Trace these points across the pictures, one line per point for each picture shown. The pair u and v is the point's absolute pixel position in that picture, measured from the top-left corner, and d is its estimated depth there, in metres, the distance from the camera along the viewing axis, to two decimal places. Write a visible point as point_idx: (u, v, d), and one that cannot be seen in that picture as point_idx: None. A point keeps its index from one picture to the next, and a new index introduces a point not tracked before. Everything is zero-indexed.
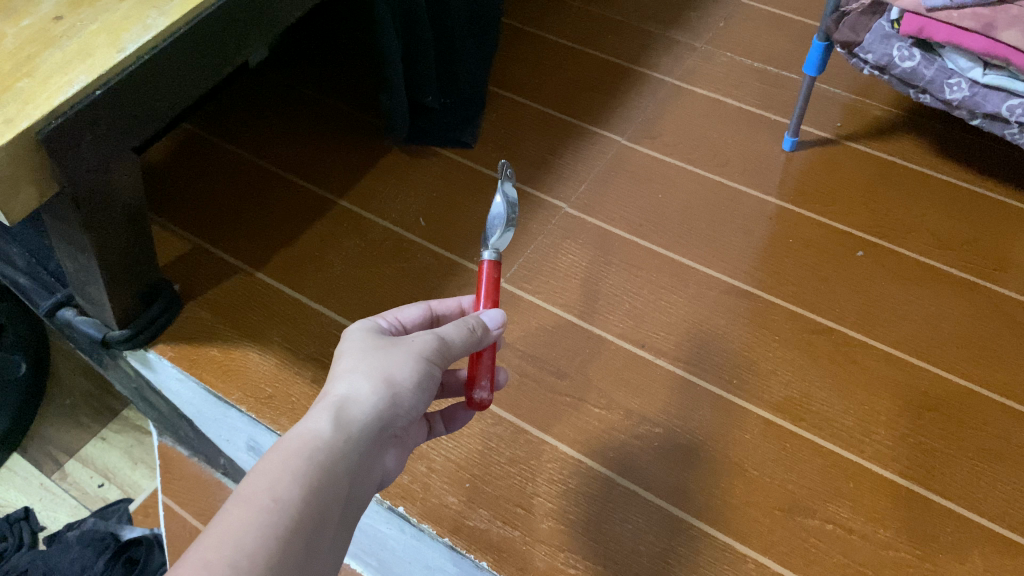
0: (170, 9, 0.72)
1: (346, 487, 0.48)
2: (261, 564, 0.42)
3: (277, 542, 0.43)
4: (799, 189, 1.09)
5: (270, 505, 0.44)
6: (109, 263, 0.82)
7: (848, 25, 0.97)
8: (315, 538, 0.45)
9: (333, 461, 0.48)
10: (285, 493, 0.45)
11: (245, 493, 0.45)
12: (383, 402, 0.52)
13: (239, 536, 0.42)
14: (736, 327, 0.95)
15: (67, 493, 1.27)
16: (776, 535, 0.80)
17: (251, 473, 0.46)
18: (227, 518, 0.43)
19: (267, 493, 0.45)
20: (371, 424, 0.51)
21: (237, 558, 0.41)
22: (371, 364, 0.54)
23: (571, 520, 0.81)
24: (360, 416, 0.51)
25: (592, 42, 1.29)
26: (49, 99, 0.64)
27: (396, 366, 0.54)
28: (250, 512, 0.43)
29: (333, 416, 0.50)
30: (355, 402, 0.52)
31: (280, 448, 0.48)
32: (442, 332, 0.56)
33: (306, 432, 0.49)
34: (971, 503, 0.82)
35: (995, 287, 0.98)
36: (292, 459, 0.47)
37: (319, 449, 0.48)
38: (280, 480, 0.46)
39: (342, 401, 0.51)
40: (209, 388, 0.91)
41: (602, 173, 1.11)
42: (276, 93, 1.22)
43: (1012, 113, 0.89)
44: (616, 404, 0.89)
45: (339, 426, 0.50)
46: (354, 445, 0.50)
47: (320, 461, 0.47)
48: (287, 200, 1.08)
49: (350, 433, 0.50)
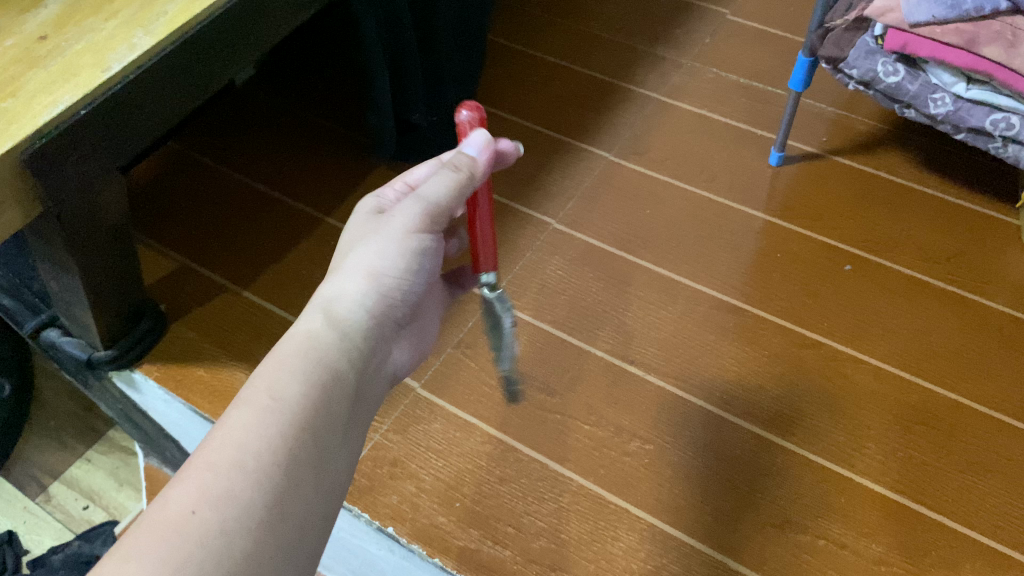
0: (156, 28, 0.72)
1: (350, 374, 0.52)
2: (271, 461, 0.45)
3: (292, 436, 0.47)
4: (786, 204, 1.09)
5: (270, 403, 0.47)
6: (93, 284, 0.81)
7: (832, 41, 0.97)
8: (335, 429, 0.49)
9: (333, 357, 0.51)
10: (284, 391, 0.48)
11: (248, 393, 0.48)
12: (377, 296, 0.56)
13: (244, 432, 0.46)
14: (723, 342, 0.95)
15: (52, 515, 1.25)
16: (767, 550, 0.79)
17: (254, 371, 0.50)
18: (232, 418, 0.46)
19: (267, 394, 0.47)
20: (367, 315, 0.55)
21: (245, 457, 0.45)
22: (365, 253, 0.56)
23: (562, 539, 0.81)
24: (352, 313, 0.54)
25: (578, 59, 1.29)
26: (33, 119, 0.64)
27: (386, 255, 0.57)
28: (254, 410, 0.47)
29: (324, 314, 0.53)
30: (343, 301, 0.55)
31: (278, 354, 0.50)
32: (427, 192, 0.57)
33: (301, 332, 0.52)
34: (962, 517, 0.81)
35: (982, 300, 0.99)
36: (290, 358, 0.50)
37: (315, 346, 0.51)
38: (282, 380, 0.48)
39: (331, 301, 0.54)
40: (195, 409, 0.90)
41: (589, 190, 1.11)
42: (262, 111, 1.22)
43: (996, 127, 0.91)
44: (606, 421, 0.89)
45: (334, 323, 0.53)
46: (355, 336, 0.53)
47: (318, 359, 0.50)
48: (274, 219, 1.08)
49: (344, 327, 0.53)
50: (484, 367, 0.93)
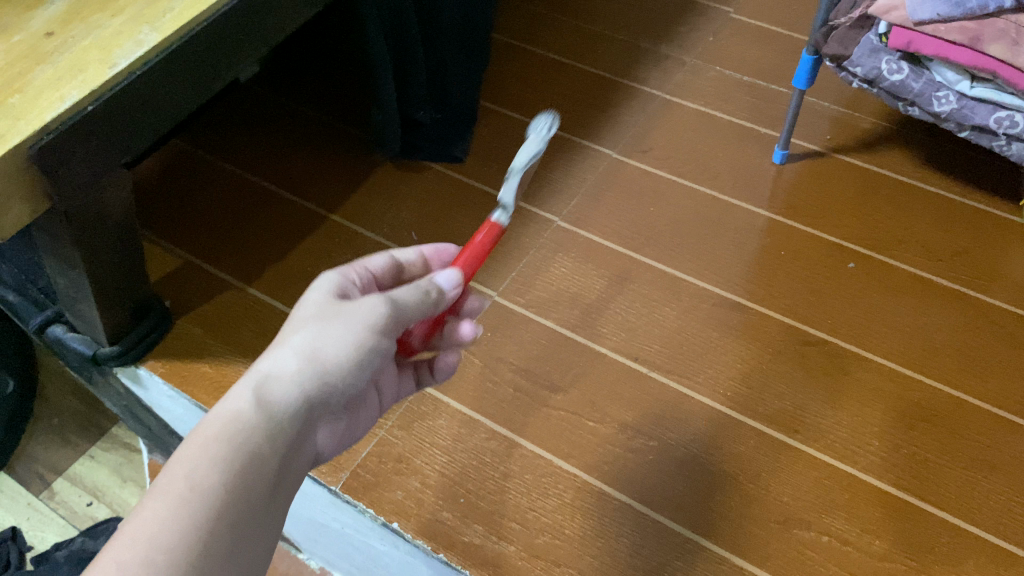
0: (162, 25, 0.72)
1: (270, 472, 0.48)
2: (168, 567, 0.42)
3: (196, 535, 0.44)
4: (789, 202, 1.09)
5: (187, 491, 0.44)
6: (99, 280, 0.82)
7: (837, 39, 0.98)
8: (245, 534, 0.46)
9: (254, 445, 0.47)
10: (206, 479, 0.45)
11: (167, 481, 0.45)
12: (313, 387, 0.51)
13: (158, 530, 0.43)
14: (727, 339, 0.95)
15: (55, 512, 1.26)
16: (771, 547, 0.80)
17: (176, 452, 0.47)
18: (143, 510, 0.44)
19: (185, 478, 0.45)
20: (300, 407, 0.50)
21: (150, 558, 0.42)
22: (310, 335, 0.52)
23: (566, 535, 0.81)
24: (283, 400, 0.50)
25: (581, 57, 1.30)
26: (40, 115, 0.64)
27: (334, 344, 0.52)
28: (169, 502, 0.44)
29: (255, 397, 0.49)
30: (278, 382, 0.50)
31: (196, 437, 0.47)
32: (392, 298, 0.54)
33: (227, 412, 0.48)
34: (966, 514, 0.82)
35: (985, 298, 0.99)
36: (213, 444, 0.47)
37: (238, 432, 0.47)
38: (198, 467, 0.45)
39: (266, 379, 0.50)
40: (200, 405, 0.90)
41: (592, 188, 1.12)
42: (266, 109, 1.22)
43: (1000, 125, 0.91)
44: (610, 418, 0.89)
45: (263, 409, 0.49)
46: (283, 430, 0.49)
47: (239, 446, 0.47)
48: (279, 216, 1.08)
49: (273, 417, 0.49)
50: (488, 364, 0.94)
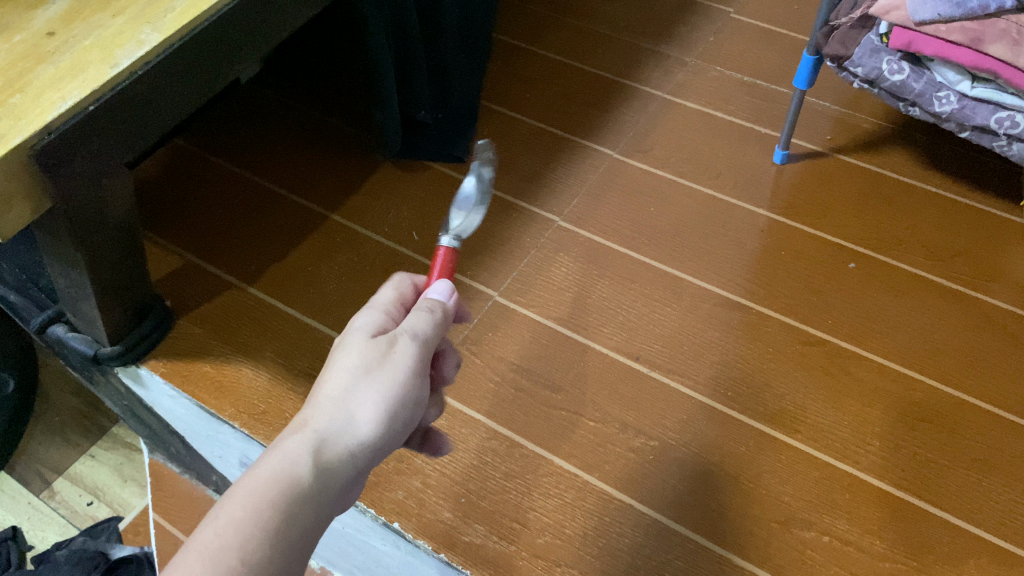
0: (164, 24, 0.72)
1: (303, 547, 0.45)
2: None
3: None
4: (790, 202, 1.09)
5: (238, 567, 0.41)
6: (101, 279, 0.82)
7: (837, 39, 0.97)
8: None
9: (307, 514, 0.46)
10: (254, 553, 0.42)
11: (212, 543, 0.42)
12: (362, 440, 0.50)
13: None
14: (727, 339, 0.95)
15: (55, 511, 1.26)
16: (772, 547, 0.80)
17: (216, 515, 0.44)
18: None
19: (236, 555, 0.42)
20: (349, 463, 0.49)
21: None
22: (357, 394, 0.51)
23: (567, 535, 0.81)
24: (336, 458, 0.49)
25: (582, 57, 1.30)
26: (42, 114, 0.64)
27: (380, 396, 0.51)
28: (217, 572, 0.41)
29: (308, 457, 0.47)
30: (331, 440, 0.49)
31: (246, 496, 0.45)
32: (419, 333, 0.53)
33: (280, 474, 0.46)
34: (966, 514, 0.82)
35: (986, 299, 0.99)
36: (265, 508, 0.44)
37: (292, 493, 0.46)
38: (250, 539, 0.43)
39: (316, 438, 0.49)
40: (201, 405, 0.90)
41: (593, 187, 1.12)
42: (267, 109, 1.22)
43: (1001, 125, 0.91)
44: (611, 417, 0.89)
45: (316, 469, 0.47)
46: (329, 490, 0.47)
47: (294, 515, 0.45)
48: (279, 216, 1.08)
49: (327, 475, 0.48)
50: (489, 363, 0.94)
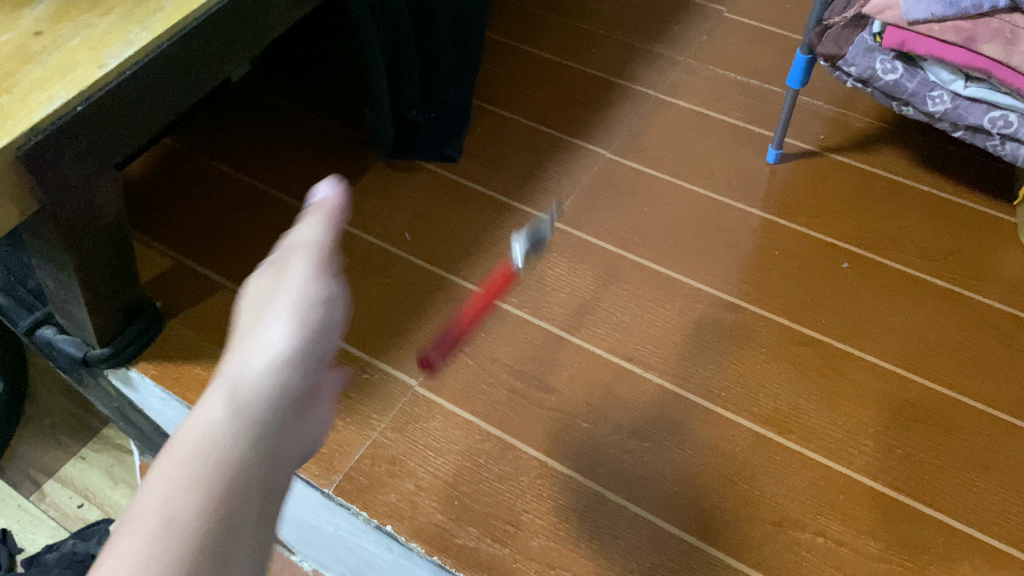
0: (153, 24, 0.72)
1: (250, 481, 0.42)
2: None
3: None
4: (784, 202, 1.09)
5: (159, 524, 0.38)
6: (90, 280, 0.81)
7: (831, 39, 0.97)
8: None
9: (237, 448, 0.43)
10: (179, 507, 0.39)
11: (132, 520, 0.39)
12: (287, 361, 0.48)
13: None
14: (720, 339, 0.95)
15: (46, 514, 1.25)
16: (766, 548, 0.79)
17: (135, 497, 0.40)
18: (115, 552, 0.37)
19: (156, 515, 0.38)
20: (276, 391, 0.47)
21: None
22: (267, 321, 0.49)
23: (561, 537, 0.80)
24: (259, 389, 0.46)
25: (575, 56, 1.29)
26: (29, 116, 0.63)
27: (294, 309, 0.50)
28: (140, 539, 0.37)
29: (225, 397, 0.45)
30: (250, 374, 0.46)
31: (168, 458, 0.42)
32: (318, 240, 0.53)
33: (198, 423, 0.43)
34: (960, 515, 0.82)
35: (979, 298, 0.99)
36: (189, 462, 0.41)
37: (217, 436, 0.43)
38: (172, 496, 0.39)
39: (234, 380, 0.46)
40: (193, 408, 0.89)
41: (587, 187, 1.11)
42: (258, 108, 1.21)
43: (994, 125, 0.91)
44: (604, 419, 0.89)
45: (238, 408, 0.45)
46: (262, 425, 0.45)
47: (222, 455, 0.42)
48: (271, 216, 1.07)
49: (252, 412, 0.45)
50: (482, 365, 0.93)
